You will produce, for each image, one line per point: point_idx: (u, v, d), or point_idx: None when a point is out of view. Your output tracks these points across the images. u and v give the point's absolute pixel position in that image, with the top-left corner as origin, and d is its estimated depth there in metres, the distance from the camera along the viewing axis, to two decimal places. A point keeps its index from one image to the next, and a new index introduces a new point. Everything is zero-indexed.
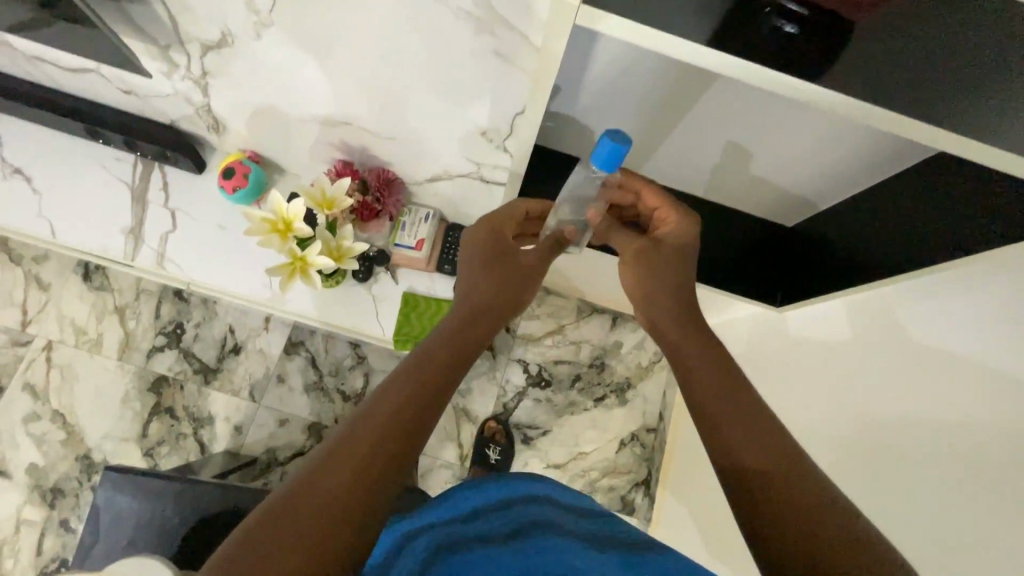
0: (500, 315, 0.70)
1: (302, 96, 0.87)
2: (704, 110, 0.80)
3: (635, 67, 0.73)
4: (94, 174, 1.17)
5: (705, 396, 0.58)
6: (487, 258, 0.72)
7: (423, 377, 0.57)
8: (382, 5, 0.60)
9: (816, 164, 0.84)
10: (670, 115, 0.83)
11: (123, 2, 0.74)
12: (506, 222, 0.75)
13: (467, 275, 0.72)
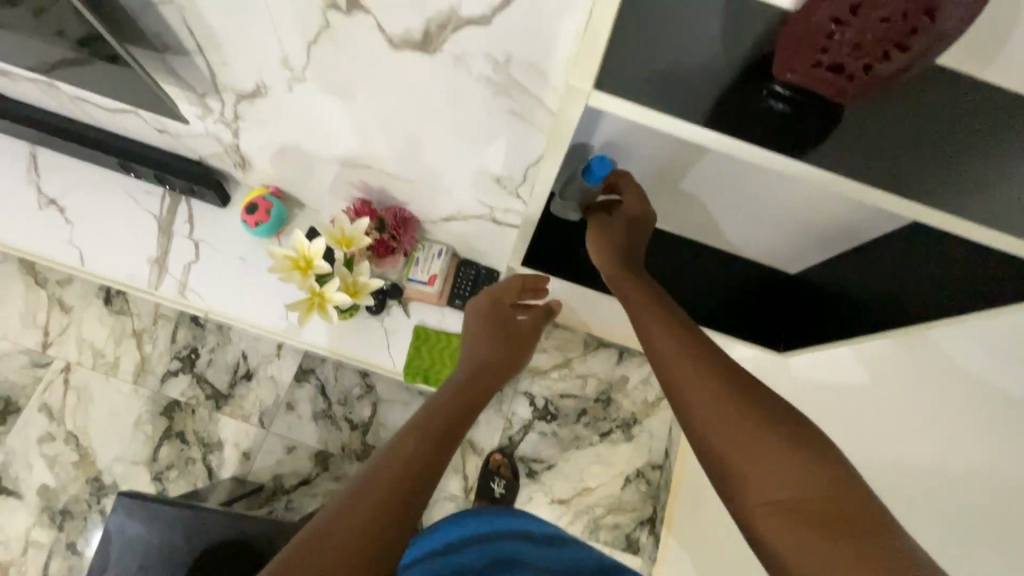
0: (501, 365, 0.87)
1: (327, 141, 0.91)
2: (694, 177, 0.83)
3: (636, 133, 0.75)
4: (123, 206, 1.23)
5: (676, 362, 0.61)
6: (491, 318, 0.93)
7: (442, 408, 0.69)
8: (408, 67, 0.65)
9: (821, 224, 0.83)
10: (663, 179, 0.86)
11: (167, 54, 0.80)
12: (506, 291, 0.98)
13: (476, 335, 0.91)
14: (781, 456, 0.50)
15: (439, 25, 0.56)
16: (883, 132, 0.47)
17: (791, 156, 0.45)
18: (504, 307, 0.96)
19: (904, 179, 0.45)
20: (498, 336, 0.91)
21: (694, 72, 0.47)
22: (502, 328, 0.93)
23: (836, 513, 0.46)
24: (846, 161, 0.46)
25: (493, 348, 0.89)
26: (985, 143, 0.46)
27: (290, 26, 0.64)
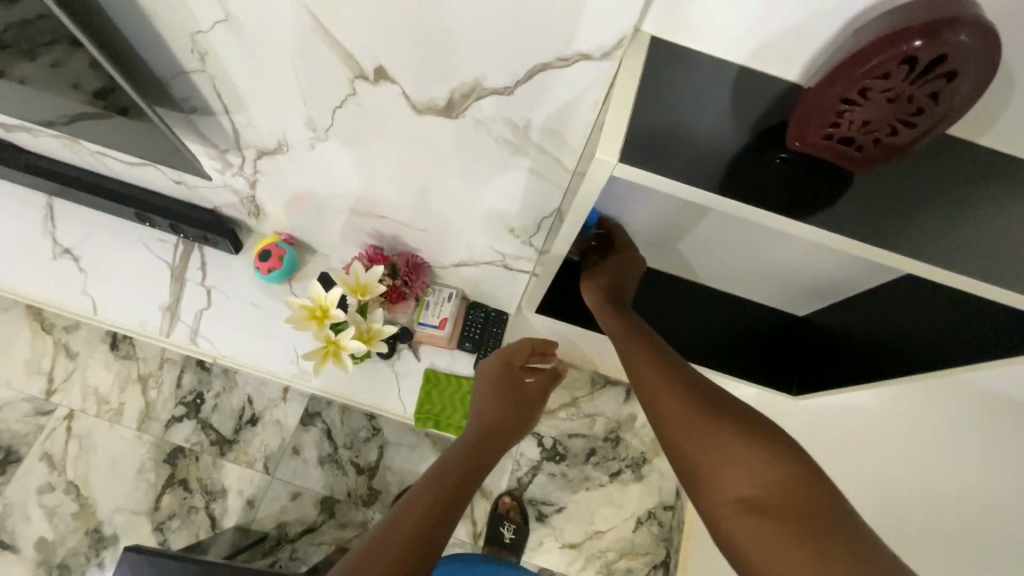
0: (513, 429, 0.91)
1: (343, 193, 0.94)
2: (695, 234, 0.84)
3: (635, 192, 0.76)
4: (137, 254, 1.25)
5: (657, 386, 0.63)
6: (503, 380, 0.95)
7: (455, 467, 0.72)
8: (429, 130, 0.68)
9: (831, 269, 0.81)
10: (665, 235, 0.87)
11: (193, 115, 0.83)
12: (517, 352, 1.00)
13: (489, 394, 0.94)
14: (759, 457, 0.52)
15: (463, 94, 0.59)
16: (888, 198, 0.49)
17: (808, 223, 0.47)
18: (514, 368, 0.99)
19: (916, 244, 0.47)
20: (507, 399, 0.94)
21: (710, 141, 0.49)
22: (510, 391, 0.95)
23: (802, 508, 0.49)
24: (860, 226, 0.48)
25: (501, 410, 0.91)
26: (982, 208, 0.49)
27: (317, 92, 0.67)
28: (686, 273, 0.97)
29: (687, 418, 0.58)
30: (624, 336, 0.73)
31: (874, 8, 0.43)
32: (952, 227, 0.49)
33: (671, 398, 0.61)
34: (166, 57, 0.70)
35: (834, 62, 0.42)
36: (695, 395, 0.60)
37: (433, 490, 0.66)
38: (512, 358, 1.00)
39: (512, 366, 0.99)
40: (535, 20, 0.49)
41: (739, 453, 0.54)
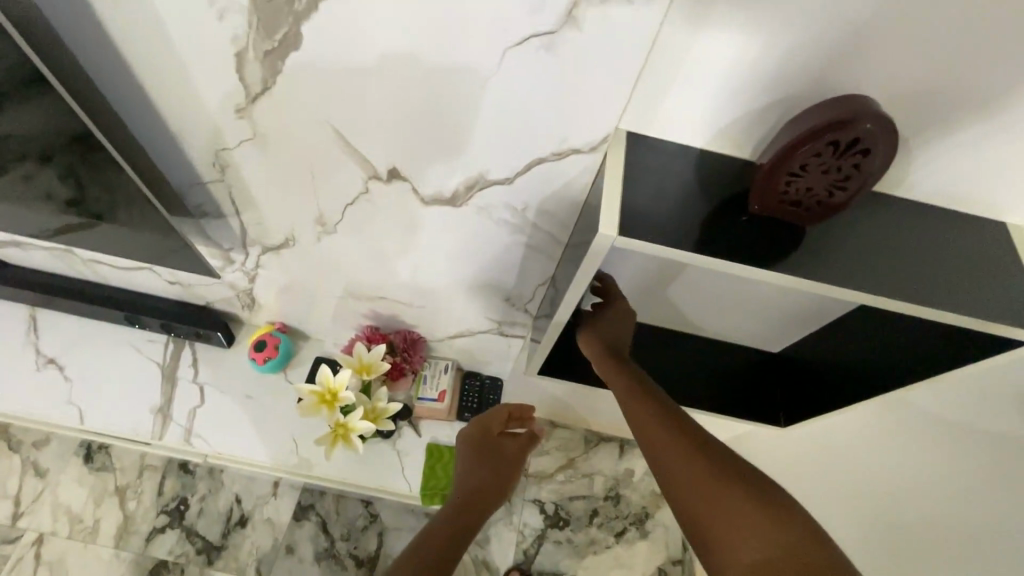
0: (493, 490, 0.91)
1: (342, 279, 0.99)
2: (677, 287, 0.94)
3: (624, 255, 0.85)
4: (126, 357, 1.24)
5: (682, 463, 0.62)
6: (480, 445, 0.96)
7: (430, 541, 0.77)
8: (434, 218, 0.75)
9: (800, 306, 0.92)
10: (648, 292, 0.96)
11: (203, 220, 0.88)
12: (493, 418, 0.99)
13: (467, 461, 0.95)
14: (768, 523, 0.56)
15: (467, 187, 0.68)
16: (834, 246, 0.59)
17: (782, 274, 0.56)
18: (491, 436, 0.97)
19: (872, 284, 0.56)
20: (486, 460, 0.94)
21: (686, 211, 0.58)
22: (491, 458, 0.94)
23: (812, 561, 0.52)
24: (821, 271, 0.57)
25: (480, 474, 0.92)
26: (908, 247, 0.60)
27: (331, 192, 0.75)
28: (672, 323, 1.05)
29: (703, 496, 0.58)
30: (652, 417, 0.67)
31: (798, 101, 0.56)
32: (883, 262, 0.59)
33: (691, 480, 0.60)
34: (187, 170, 0.77)
35: (775, 144, 0.54)
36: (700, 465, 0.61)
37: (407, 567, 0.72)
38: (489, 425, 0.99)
39: (489, 433, 0.98)
40: (532, 124, 0.59)
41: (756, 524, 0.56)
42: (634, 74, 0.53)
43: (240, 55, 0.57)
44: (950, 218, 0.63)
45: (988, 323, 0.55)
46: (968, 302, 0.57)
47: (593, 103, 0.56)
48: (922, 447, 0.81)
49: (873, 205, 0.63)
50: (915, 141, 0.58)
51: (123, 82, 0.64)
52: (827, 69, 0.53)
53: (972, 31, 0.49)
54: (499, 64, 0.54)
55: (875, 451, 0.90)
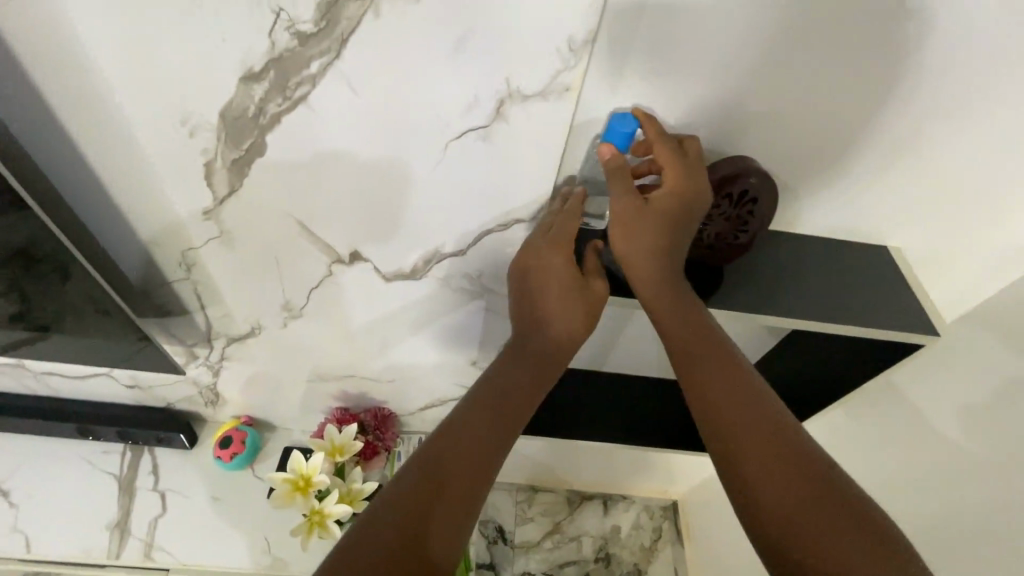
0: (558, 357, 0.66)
1: (309, 361, 1.00)
2: (631, 329, 0.92)
3: None
4: (78, 472, 1.17)
5: (733, 410, 0.56)
6: (540, 284, 0.64)
7: (470, 431, 0.60)
8: (399, 291, 0.79)
9: (756, 337, 0.91)
10: (605, 339, 0.95)
11: (166, 318, 0.89)
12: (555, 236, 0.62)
13: (523, 312, 0.66)
14: (801, 483, 0.51)
15: (424, 261, 0.72)
16: (765, 280, 0.69)
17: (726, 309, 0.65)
18: (547, 268, 0.63)
19: (797, 310, 0.67)
20: (552, 309, 0.64)
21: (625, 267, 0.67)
22: (552, 305, 0.64)
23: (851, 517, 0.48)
24: (755, 304, 0.67)
25: (545, 330, 0.65)
26: (821, 276, 0.71)
27: (296, 279, 0.78)
28: (636, 367, 1.03)
29: (751, 436, 0.54)
30: (718, 362, 0.59)
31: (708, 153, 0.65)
32: (805, 292, 0.69)
33: (748, 450, 0.54)
34: (153, 272, 0.80)
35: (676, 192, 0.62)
36: (748, 402, 0.56)
37: (427, 467, 0.57)
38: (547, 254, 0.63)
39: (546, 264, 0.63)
40: (471, 205, 0.63)
41: (795, 479, 0.51)
42: (554, 168, 0.58)
43: (207, 165, 0.60)
44: (846, 249, 0.74)
45: (898, 333, 0.66)
46: (879, 316, 0.67)
47: (531, 179, 0.59)
48: (882, 458, 0.88)
49: (780, 245, 0.73)
50: (806, 186, 0.68)
51: (94, 195, 0.68)
52: (727, 130, 0.62)
53: (835, 105, 0.60)
54: (442, 154, 0.57)
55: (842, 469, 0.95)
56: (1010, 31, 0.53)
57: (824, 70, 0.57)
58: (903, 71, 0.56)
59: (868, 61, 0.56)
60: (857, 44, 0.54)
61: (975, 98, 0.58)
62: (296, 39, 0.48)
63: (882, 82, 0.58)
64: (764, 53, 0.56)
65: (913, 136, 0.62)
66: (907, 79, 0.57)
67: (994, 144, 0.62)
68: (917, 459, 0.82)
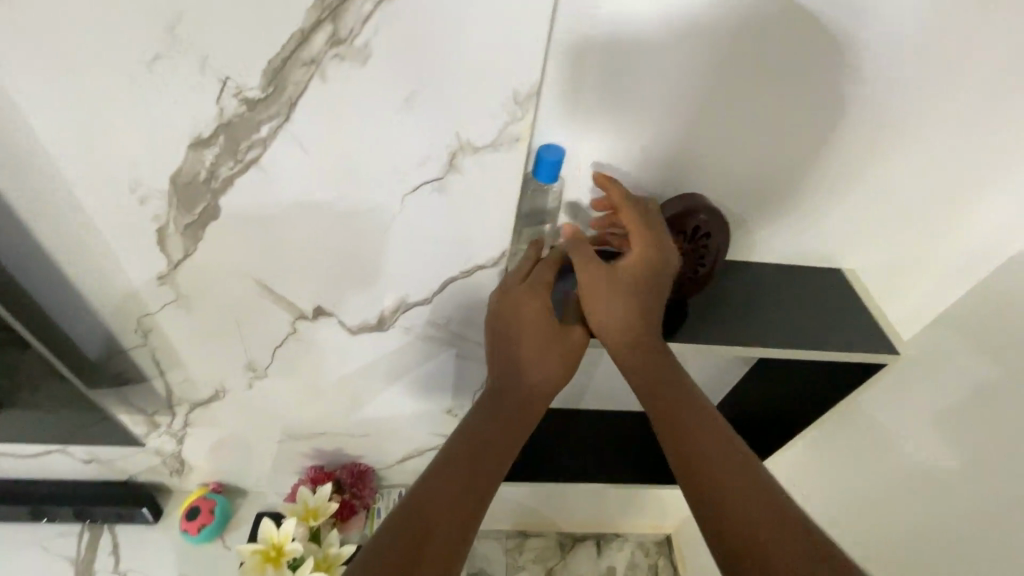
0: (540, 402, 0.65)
1: (278, 420, 0.96)
2: (606, 365, 0.92)
3: None
4: (30, 560, 1.09)
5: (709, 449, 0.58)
6: (517, 335, 0.63)
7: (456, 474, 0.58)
8: (367, 343, 0.78)
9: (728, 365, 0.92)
10: (580, 376, 0.94)
11: (124, 387, 0.85)
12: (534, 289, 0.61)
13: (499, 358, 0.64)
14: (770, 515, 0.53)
15: (390, 312, 0.71)
16: (729, 310, 0.70)
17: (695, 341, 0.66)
18: (523, 319, 0.61)
19: (762, 337, 0.68)
20: (532, 358, 0.63)
21: None
22: (534, 355, 0.63)
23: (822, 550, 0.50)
24: (723, 334, 0.68)
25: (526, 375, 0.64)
26: (783, 302, 0.72)
27: (260, 338, 0.76)
28: (614, 403, 1.02)
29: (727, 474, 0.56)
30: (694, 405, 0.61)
31: (660, 194, 0.67)
32: (768, 318, 0.70)
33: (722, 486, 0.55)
34: (107, 341, 0.76)
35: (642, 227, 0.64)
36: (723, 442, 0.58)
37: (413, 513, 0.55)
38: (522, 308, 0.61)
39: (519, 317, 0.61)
40: (432, 255, 0.63)
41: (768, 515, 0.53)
42: (511, 216, 0.58)
43: (160, 231, 0.59)
44: (803, 273, 0.76)
45: (862, 353, 0.68)
46: (841, 338, 0.69)
47: (490, 227, 0.60)
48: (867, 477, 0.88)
49: (740, 273, 0.75)
50: (758, 216, 0.70)
51: (41, 268, 0.65)
52: (678, 169, 0.64)
53: (774, 137, 0.63)
54: (399, 207, 0.57)
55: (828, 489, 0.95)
56: (922, 61, 0.58)
57: (759, 106, 0.60)
58: (831, 102, 0.60)
59: (799, 94, 0.59)
60: (787, 81, 0.58)
61: (902, 122, 0.62)
62: (244, 104, 0.48)
63: (816, 113, 0.61)
64: (701, 93, 0.58)
65: (851, 161, 0.66)
66: (837, 110, 0.61)
67: (923, 164, 0.66)
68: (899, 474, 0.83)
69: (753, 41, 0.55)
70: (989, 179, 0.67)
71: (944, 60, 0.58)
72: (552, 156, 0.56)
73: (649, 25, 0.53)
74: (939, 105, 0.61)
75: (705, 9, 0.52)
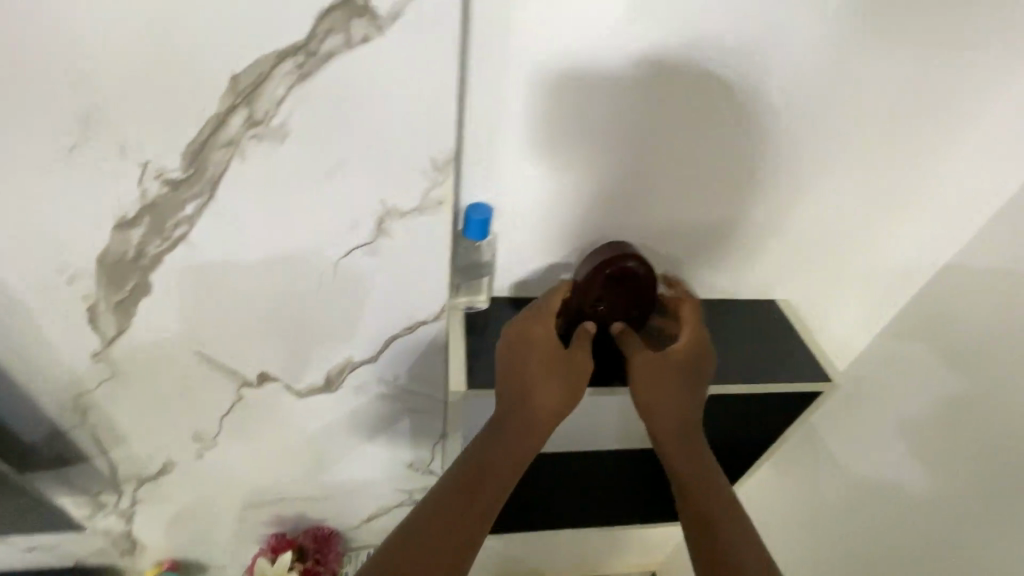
0: (548, 425, 0.63)
1: (232, 490, 0.93)
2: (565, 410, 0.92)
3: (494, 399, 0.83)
4: None
5: (701, 479, 0.62)
6: (529, 354, 0.63)
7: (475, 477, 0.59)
8: (317, 405, 0.77)
9: None
10: None
11: (64, 468, 0.82)
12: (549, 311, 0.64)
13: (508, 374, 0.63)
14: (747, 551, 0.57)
15: (336, 372, 0.71)
16: None
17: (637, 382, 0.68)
18: (537, 337, 0.63)
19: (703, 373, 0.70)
20: (543, 377, 0.62)
21: None
22: (544, 376, 0.62)
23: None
24: None
25: (536, 393, 0.62)
26: (723, 336, 0.74)
27: (204, 408, 0.74)
28: (579, 444, 1.01)
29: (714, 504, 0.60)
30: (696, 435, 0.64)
31: (593, 241, 0.69)
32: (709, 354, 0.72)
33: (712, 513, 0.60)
34: (42, 423, 0.74)
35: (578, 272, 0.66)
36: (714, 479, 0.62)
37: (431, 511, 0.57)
38: (535, 327, 0.63)
39: (532, 336, 0.63)
40: (372, 315, 0.63)
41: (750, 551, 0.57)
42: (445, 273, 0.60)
43: (90, 310, 0.58)
44: (742, 306, 0.79)
45: (800, 382, 0.70)
46: (779, 368, 0.71)
47: (425, 285, 0.61)
48: (827, 501, 0.89)
49: None
50: (690, 255, 0.73)
51: None
52: (608, 217, 0.67)
53: (695, 182, 0.66)
54: (332, 272, 0.58)
55: (795, 516, 0.95)
56: (820, 108, 0.61)
57: (676, 155, 0.63)
58: (742, 148, 0.64)
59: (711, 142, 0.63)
60: (697, 131, 0.61)
61: (810, 162, 0.66)
62: (166, 185, 0.49)
63: (729, 160, 0.65)
64: (619, 147, 0.61)
65: (770, 199, 0.69)
66: (749, 155, 0.65)
67: (836, 198, 0.70)
68: (854, 494, 0.84)
69: (660, 98, 0.58)
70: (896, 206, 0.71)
71: (840, 105, 0.61)
72: (479, 216, 0.59)
73: (559, 87, 0.56)
74: (841, 145, 0.65)
75: (610, 72, 0.56)
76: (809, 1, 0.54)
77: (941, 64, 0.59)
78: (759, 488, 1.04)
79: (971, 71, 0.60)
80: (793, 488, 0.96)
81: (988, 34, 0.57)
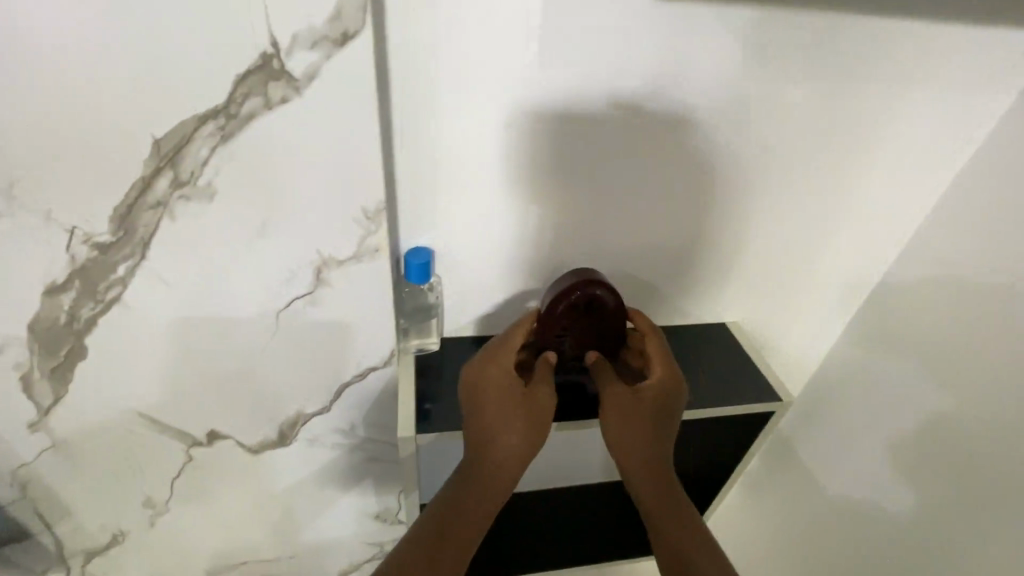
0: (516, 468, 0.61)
1: (191, 559, 0.88)
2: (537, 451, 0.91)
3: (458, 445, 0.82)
4: None
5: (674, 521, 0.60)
6: (489, 395, 0.62)
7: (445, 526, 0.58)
8: (272, 463, 0.74)
9: None
10: None
11: (7, 547, 0.78)
12: (508, 350, 0.64)
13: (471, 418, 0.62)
14: None
15: (290, 425, 0.70)
16: None
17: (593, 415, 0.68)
18: (497, 378, 0.62)
19: None
20: (505, 419, 0.61)
21: None
22: (505, 418, 0.61)
23: None
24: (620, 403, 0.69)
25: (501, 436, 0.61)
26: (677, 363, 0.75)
27: (153, 472, 0.71)
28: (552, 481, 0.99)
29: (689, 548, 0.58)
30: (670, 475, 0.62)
31: (540, 278, 0.70)
32: None
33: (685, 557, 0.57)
34: None
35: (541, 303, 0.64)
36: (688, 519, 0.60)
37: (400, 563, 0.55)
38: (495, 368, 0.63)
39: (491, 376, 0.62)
40: (320, 365, 0.63)
41: None
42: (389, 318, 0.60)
43: (24, 379, 0.57)
44: (696, 332, 0.79)
45: (753, 405, 0.70)
46: (733, 391, 0.72)
47: (370, 331, 0.61)
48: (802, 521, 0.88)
49: None
50: (639, 287, 0.74)
51: None
52: (552, 256, 0.68)
53: (635, 219, 0.67)
54: (275, 324, 0.58)
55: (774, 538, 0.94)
56: (749, 143, 0.62)
57: (612, 195, 0.64)
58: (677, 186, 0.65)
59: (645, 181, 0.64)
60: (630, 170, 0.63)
61: (746, 194, 0.67)
62: (94, 249, 0.49)
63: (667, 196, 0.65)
64: (554, 189, 0.63)
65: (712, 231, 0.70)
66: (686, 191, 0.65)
67: (777, 227, 0.71)
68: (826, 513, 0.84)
69: (588, 142, 0.60)
70: (834, 229, 0.72)
71: (769, 139, 0.62)
72: (418, 259, 0.60)
73: (488, 135, 0.57)
74: (775, 176, 0.66)
75: (534, 121, 0.57)
76: (723, 47, 0.55)
77: (862, 95, 0.60)
78: (736, 512, 1.04)
79: (892, 101, 0.61)
80: (771, 509, 0.95)
81: (903, 65, 0.59)
